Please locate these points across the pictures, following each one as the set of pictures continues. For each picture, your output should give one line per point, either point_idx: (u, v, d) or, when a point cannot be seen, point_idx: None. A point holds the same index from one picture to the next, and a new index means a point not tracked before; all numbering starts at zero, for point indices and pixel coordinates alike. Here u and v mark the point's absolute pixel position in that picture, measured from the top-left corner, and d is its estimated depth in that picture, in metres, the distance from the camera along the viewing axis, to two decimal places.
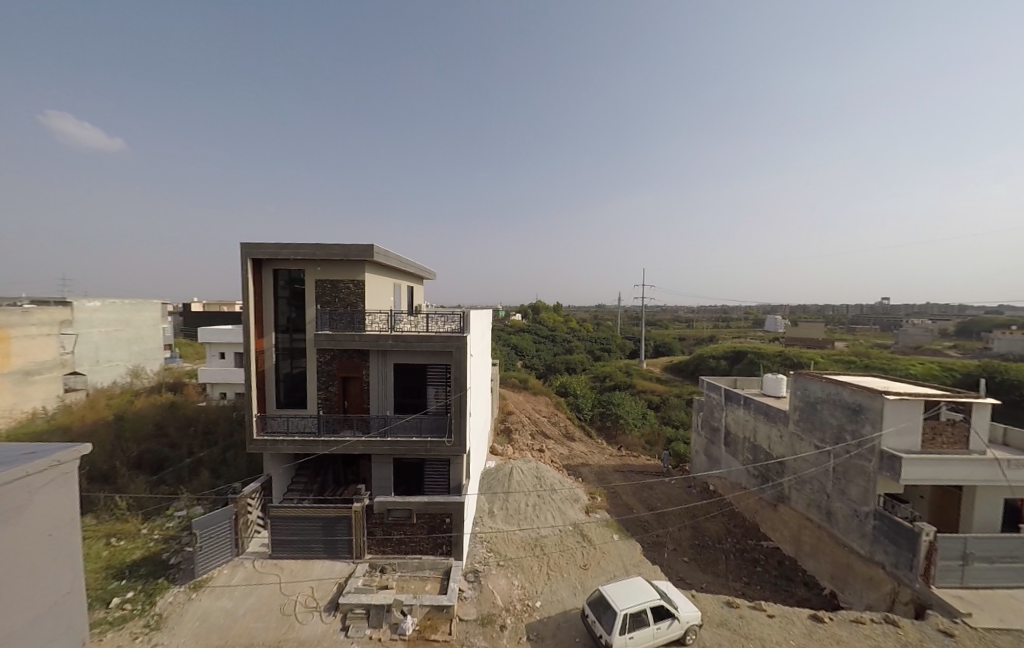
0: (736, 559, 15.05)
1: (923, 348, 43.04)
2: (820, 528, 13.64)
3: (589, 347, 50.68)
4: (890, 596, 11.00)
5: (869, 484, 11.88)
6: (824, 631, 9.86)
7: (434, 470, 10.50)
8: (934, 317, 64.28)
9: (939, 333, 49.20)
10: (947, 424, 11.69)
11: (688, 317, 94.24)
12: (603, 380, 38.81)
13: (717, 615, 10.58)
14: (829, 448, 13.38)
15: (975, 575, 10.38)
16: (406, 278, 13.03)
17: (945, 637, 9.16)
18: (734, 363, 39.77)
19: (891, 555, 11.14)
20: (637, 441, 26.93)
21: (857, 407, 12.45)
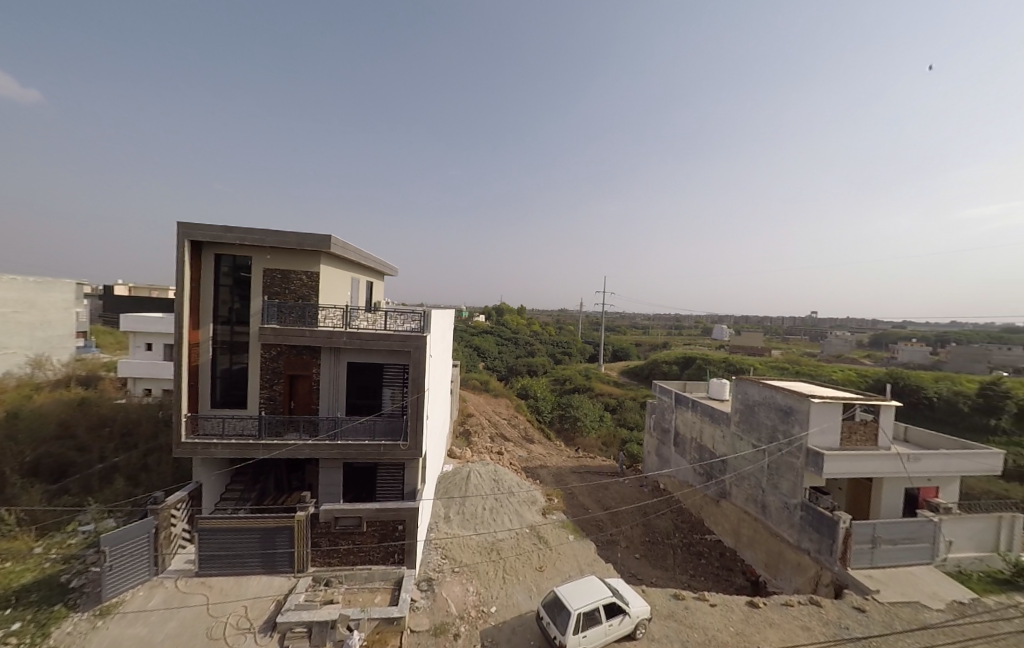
0: (682, 553, 15.45)
1: (845, 355, 47.11)
2: (756, 520, 14.25)
3: (550, 349, 51.02)
4: (815, 580, 11.64)
5: (798, 479, 12.52)
6: (759, 615, 10.20)
7: (387, 475, 10.00)
8: (856, 330, 70.85)
9: (857, 343, 54.16)
10: (861, 423, 12.63)
11: (644, 323, 97.65)
12: (562, 383, 39.29)
13: (663, 607, 10.72)
14: (765, 447, 14.02)
15: (885, 557, 11.27)
16: (366, 273, 12.40)
17: (859, 613, 9.85)
18: (685, 367, 41.46)
19: (816, 543, 11.79)
20: (594, 443, 27.27)
21: (788, 408, 13.12)
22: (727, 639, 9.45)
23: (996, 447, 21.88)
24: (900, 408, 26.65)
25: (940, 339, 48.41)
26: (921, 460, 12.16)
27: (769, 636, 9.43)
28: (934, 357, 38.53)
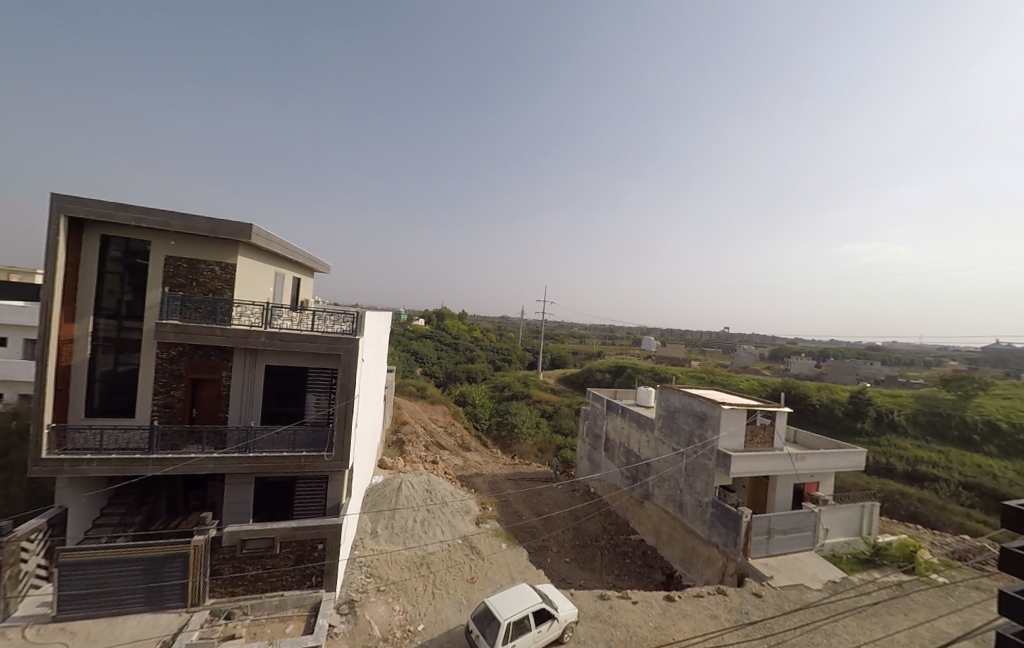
0: (609, 554, 15.84)
1: (749, 366, 52.46)
2: (674, 518, 14.98)
3: (490, 356, 50.83)
4: (722, 570, 12.56)
5: (709, 479, 13.39)
6: (674, 608, 10.63)
7: (307, 490, 9.07)
8: (761, 344, 79.11)
9: (761, 356, 60.51)
10: (761, 427, 13.91)
11: (582, 333, 101.17)
12: (500, 390, 39.27)
13: (590, 609, 10.80)
14: (683, 450, 14.86)
15: (778, 545, 12.33)
16: (293, 269, 11.41)
17: (756, 598, 10.72)
18: (616, 376, 43.34)
19: (723, 536, 12.70)
20: (530, 449, 27.44)
21: (703, 414, 14.05)
22: (647, 635, 9.68)
23: (861, 445, 25.36)
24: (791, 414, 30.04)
25: (823, 354, 55.83)
26: (806, 458, 13.60)
27: (683, 626, 9.85)
28: (817, 370, 44.44)
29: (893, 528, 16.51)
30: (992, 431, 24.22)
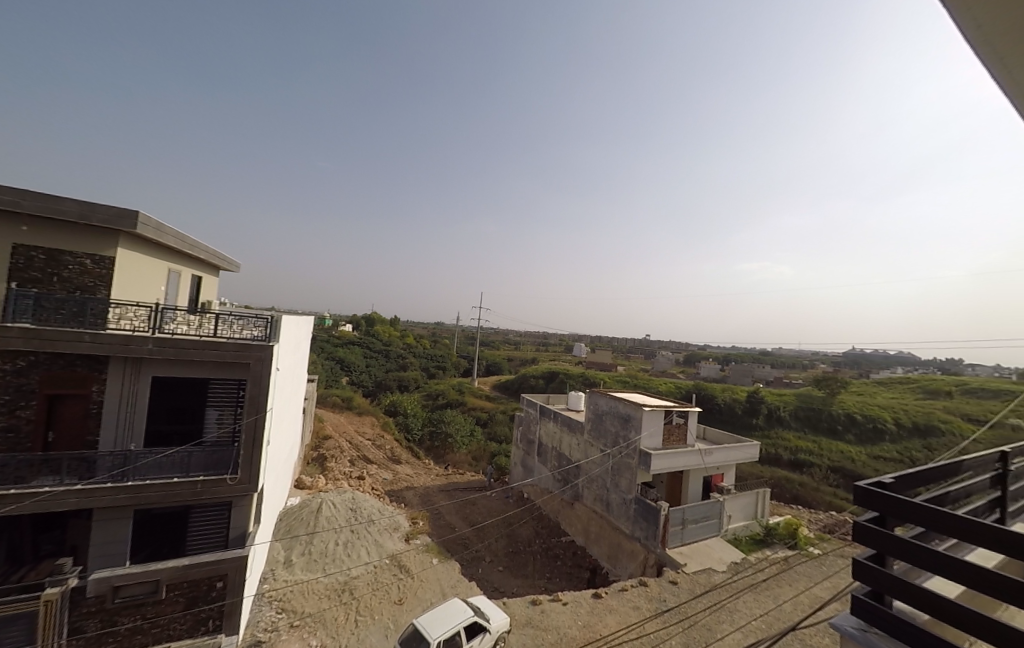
0: (542, 557, 15.78)
1: (668, 370, 56.30)
2: (601, 516, 15.33)
3: (423, 363, 49.26)
4: (643, 563, 13.00)
5: (632, 477, 13.87)
6: (601, 604, 10.70)
7: (203, 520, 7.79)
8: (679, 350, 85.34)
9: (678, 361, 65.27)
10: (676, 426, 14.85)
11: (517, 340, 102.10)
12: (434, 398, 38.14)
13: (521, 615, 10.46)
14: (608, 451, 15.28)
15: (691, 534, 13.12)
16: (193, 266, 10.03)
17: (672, 585, 11.23)
18: (549, 381, 44.05)
19: (644, 530, 13.22)
20: (464, 458, 26.80)
21: (627, 415, 14.57)
22: (577, 635, 9.60)
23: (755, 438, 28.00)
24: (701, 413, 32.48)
25: (725, 360, 61.90)
26: (714, 453, 14.71)
27: (609, 622, 9.92)
28: (723, 372, 48.90)
29: (780, 509, 18.34)
30: (853, 419, 28.20)
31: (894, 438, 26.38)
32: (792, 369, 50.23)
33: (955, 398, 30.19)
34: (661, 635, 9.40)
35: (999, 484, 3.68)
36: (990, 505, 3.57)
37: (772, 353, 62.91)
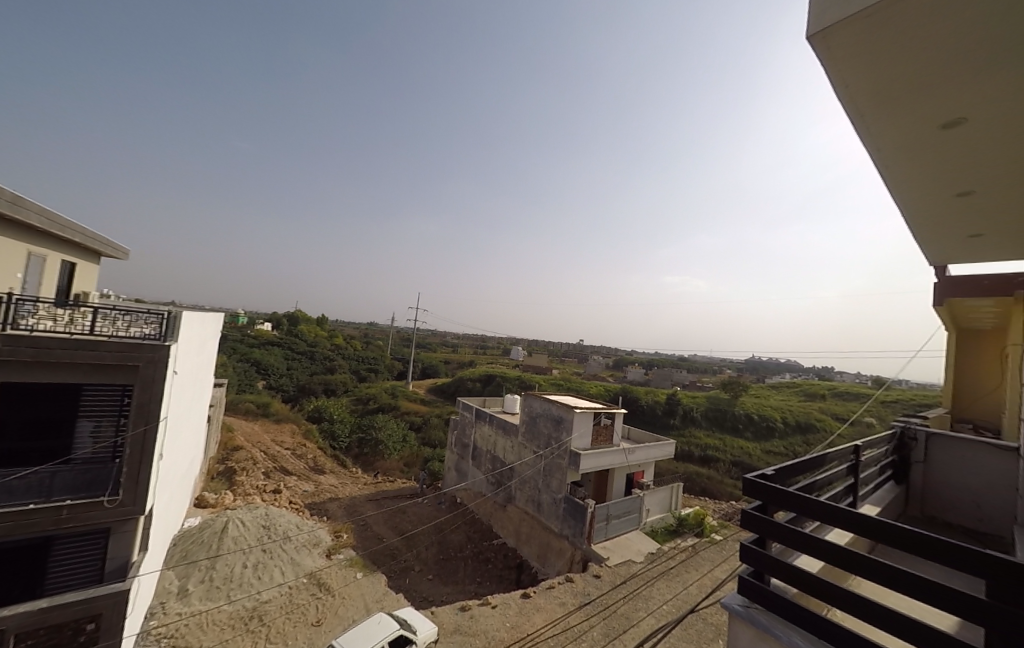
0: (472, 562, 15.47)
1: (597, 374, 58.90)
2: (532, 517, 15.39)
3: (353, 366, 46.67)
4: (570, 560, 13.21)
5: (563, 477, 14.09)
6: (529, 603, 10.54)
7: (69, 552, 6.54)
8: (608, 355, 89.68)
9: (608, 364, 68.38)
10: (603, 427, 15.37)
11: (454, 342, 100.73)
12: (363, 403, 36.27)
13: (448, 623, 9.86)
14: (541, 453, 15.37)
15: (614, 528, 13.60)
16: (65, 251, 8.50)
17: (596, 579, 11.50)
18: (486, 384, 43.86)
19: (572, 528, 13.47)
20: (394, 465, 25.65)
21: (559, 418, 14.80)
22: (504, 636, 9.28)
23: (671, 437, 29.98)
24: (626, 414, 34.20)
25: (648, 365, 66.16)
26: (637, 451, 15.42)
27: (536, 620, 9.76)
28: (647, 375, 52.10)
29: (691, 501, 19.74)
30: (753, 417, 31.42)
31: (783, 433, 29.83)
32: (704, 373, 54.91)
33: (829, 399, 34.98)
34: (581, 627, 9.50)
35: (852, 471, 4.06)
36: (844, 491, 3.94)
37: (689, 360, 68.57)
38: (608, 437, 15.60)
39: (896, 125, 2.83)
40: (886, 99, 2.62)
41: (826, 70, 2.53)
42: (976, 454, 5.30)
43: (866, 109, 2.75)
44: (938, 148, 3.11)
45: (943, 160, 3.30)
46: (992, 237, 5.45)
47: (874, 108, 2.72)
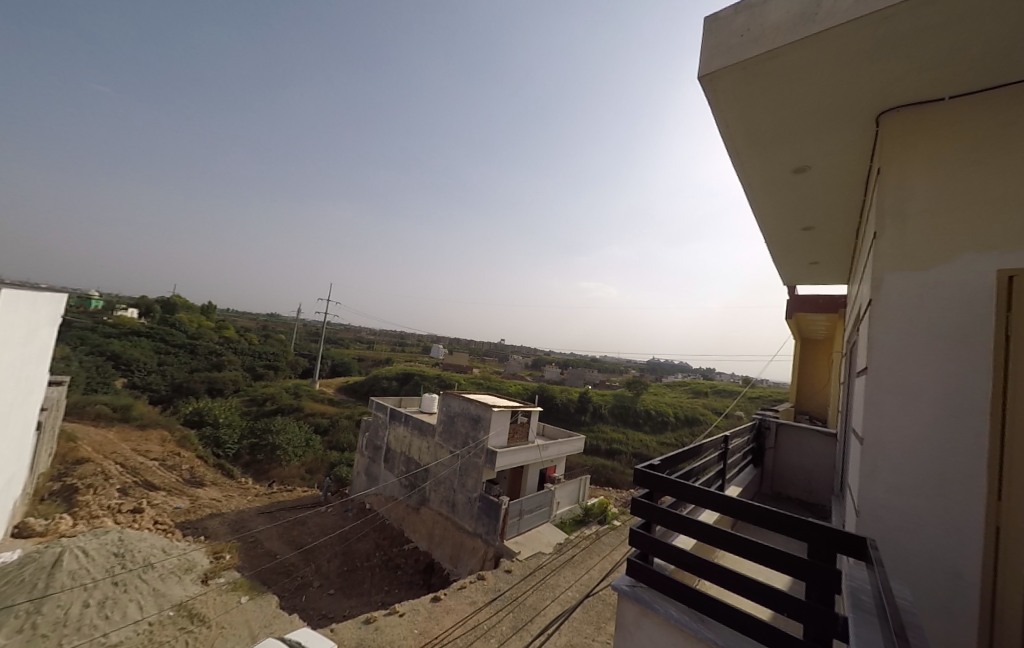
0: (380, 571, 14.50)
1: (515, 373, 59.90)
2: (446, 518, 14.91)
3: (248, 363, 41.54)
4: (483, 557, 13.01)
5: (479, 476, 13.85)
6: (440, 606, 10.04)
7: None
8: (525, 356, 91.71)
9: (526, 363, 69.77)
10: (519, 425, 15.49)
11: (369, 338, 95.19)
12: (259, 405, 32.44)
13: (351, 639, 8.95)
14: (458, 453, 14.92)
15: (526, 523, 13.72)
16: None
17: (507, 574, 11.43)
18: (402, 383, 42.01)
19: (486, 526, 13.30)
20: (294, 473, 23.23)
21: (477, 417, 14.55)
22: (412, 643, 8.68)
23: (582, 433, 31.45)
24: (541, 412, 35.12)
25: (562, 366, 69.02)
26: (551, 447, 15.94)
27: (446, 622, 9.33)
28: (562, 374, 54.19)
29: (596, 492, 20.82)
30: (653, 412, 34.31)
31: (674, 427, 33.08)
32: (612, 373, 58.79)
33: (712, 397, 39.62)
34: (490, 621, 9.33)
35: (721, 458, 4.40)
36: (714, 475, 4.26)
37: (599, 361, 73.12)
38: (523, 435, 15.84)
39: (760, 159, 3.19)
40: (755, 140, 2.92)
41: (712, 111, 2.71)
42: (812, 440, 6.33)
43: (740, 146, 3.04)
44: (791, 181, 3.58)
45: (794, 193, 3.84)
46: (825, 265, 6.55)
47: (746, 146, 3.02)
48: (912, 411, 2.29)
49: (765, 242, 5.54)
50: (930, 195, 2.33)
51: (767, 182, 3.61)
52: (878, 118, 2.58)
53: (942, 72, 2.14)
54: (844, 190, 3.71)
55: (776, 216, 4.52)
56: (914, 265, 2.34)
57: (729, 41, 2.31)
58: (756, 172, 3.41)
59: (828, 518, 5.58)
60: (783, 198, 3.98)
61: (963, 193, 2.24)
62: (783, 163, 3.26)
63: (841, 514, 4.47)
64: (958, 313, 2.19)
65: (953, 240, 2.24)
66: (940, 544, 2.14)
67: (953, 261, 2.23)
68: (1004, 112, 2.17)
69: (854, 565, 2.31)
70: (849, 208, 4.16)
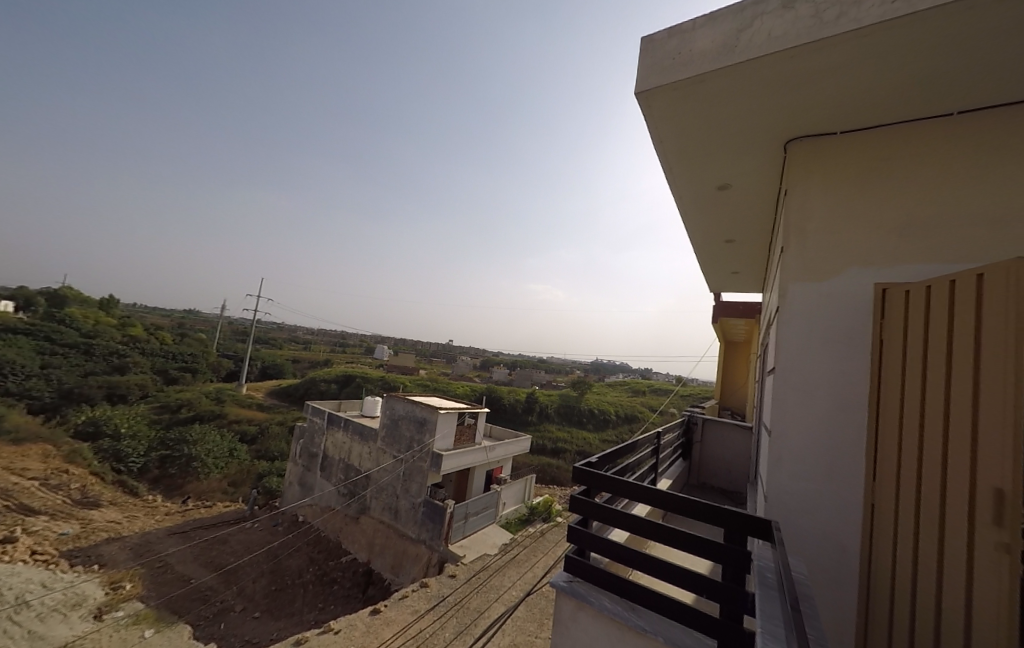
0: (314, 587, 13.57)
1: (463, 374, 59.36)
2: (388, 526, 14.34)
3: (161, 366, 37.27)
4: (426, 563, 12.65)
5: (423, 480, 13.48)
6: (379, 619, 9.62)
7: None
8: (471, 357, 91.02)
9: (474, 364, 69.19)
10: (466, 427, 15.29)
11: (304, 339, 89.43)
12: (174, 412, 29.22)
13: None
14: (402, 457, 14.41)
15: (471, 525, 13.56)
16: None
17: (451, 579, 11.23)
18: (342, 385, 39.93)
19: (430, 531, 12.96)
20: (215, 486, 21.19)
21: (423, 420, 14.15)
22: None
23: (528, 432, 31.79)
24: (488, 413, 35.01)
25: (509, 367, 69.35)
26: (497, 448, 15.93)
27: (386, 634, 8.96)
28: (509, 375, 54.46)
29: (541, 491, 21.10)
30: (597, 410, 35.50)
31: (615, 424, 34.49)
32: (558, 374, 60.08)
33: (651, 396, 41.78)
34: (431, 629, 9.08)
35: (654, 452, 4.63)
36: (647, 469, 4.48)
37: (545, 362, 74.43)
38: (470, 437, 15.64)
39: (689, 175, 3.44)
40: (685, 157, 3.13)
41: (648, 126, 2.85)
42: (733, 433, 6.89)
43: (672, 162, 3.25)
44: (716, 197, 3.90)
45: (718, 208, 4.19)
46: (744, 275, 7.19)
47: (676, 162, 3.24)
48: (810, 406, 2.56)
49: (695, 252, 5.97)
50: (827, 217, 2.62)
51: (695, 197, 3.90)
52: (787, 145, 2.86)
53: (836, 108, 2.41)
54: (760, 208, 4.11)
55: (704, 229, 4.90)
56: (814, 278, 2.63)
57: (662, 62, 2.42)
58: (685, 187, 3.67)
59: (745, 504, 6.10)
60: (710, 212, 4.33)
61: (853, 215, 2.54)
62: (709, 180, 3.53)
63: (754, 500, 4.91)
64: (849, 320, 2.50)
65: (845, 256, 2.54)
66: (830, 522, 2.41)
67: (844, 274, 2.53)
68: (882, 148, 2.50)
69: (761, 546, 2.54)
70: (765, 225, 4.62)
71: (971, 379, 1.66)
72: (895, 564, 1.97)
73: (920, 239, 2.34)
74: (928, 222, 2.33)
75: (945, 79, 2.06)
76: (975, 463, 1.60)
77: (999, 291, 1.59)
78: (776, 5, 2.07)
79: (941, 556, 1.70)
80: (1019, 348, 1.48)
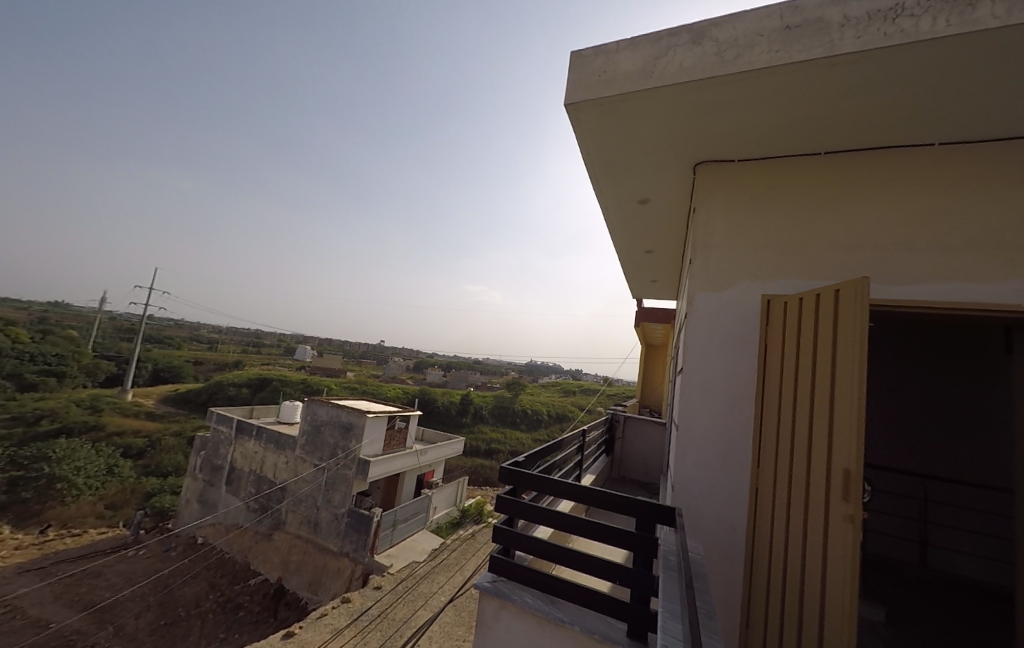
0: (215, 616, 12.11)
1: (394, 376, 57.08)
2: (307, 540, 13.32)
3: (14, 369, 30.91)
4: (349, 578, 11.90)
5: (348, 489, 12.72)
6: (293, 641, 8.87)
7: None
8: (401, 359, 87.73)
9: (406, 366, 66.65)
10: (397, 430, 14.73)
11: (209, 338, 79.99)
12: (35, 425, 24.47)
13: None
14: (324, 465, 13.46)
15: (399, 533, 13.07)
16: None
17: (375, 591, 10.71)
18: (255, 390, 36.29)
19: (353, 542, 12.24)
20: (89, 511, 18.12)
21: (349, 425, 13.40)
22: None
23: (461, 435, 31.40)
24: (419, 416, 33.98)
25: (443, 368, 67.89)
26: (429, 451, 15.56)
27: None
28: (442, 377, 53.43)
29: (471, 493, 21.00)
30: (529, 411, 36.11)
31: (546, 425, 35.33)
32: (492, 376, 60.19)
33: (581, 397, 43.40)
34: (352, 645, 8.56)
35: (579, 449, 4.83)
36: (572, 466, 4.66)
37: (479, 363, 74.07)
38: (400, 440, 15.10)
39: (613, 187, 3.65)
40: (609, 169, 3.32)
41: (578, 138, 2.97)
42: (649, 429, 7.43)
43: (598, 173, 3.42)
44: (637, 210, 4.20)
45: (638, 220, 4.51)
46: (662, 284, 7.84)
47: (602, 173, 3.42)
48: (710, 403, 2.84)
49: (620, 260, 6.35)
50: (727, 233, 2.94)
51: (620, 208, 4.15)
52: (696, 168, 3.16)
53: (736, 138, 2.73)
54: (674, 223, 4.50)
55: (627, 239, 5.24)
56: (716, 287, 2.93)
57: (591, 78, 2.54)
58: (610, 197, 3.89)
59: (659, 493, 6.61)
60: (632, 223, 4.64)
61: (747, 233, 2.87)
62: (631, 193, 3.78)
63: (666, 490, 5.33)
64: (742, 327, 2.82)
65: (739, 269, 2.86)
66: (723, 506, 2.69)
67: (738, 285, 2.85)
68: (771, 176, 2.86)
69: (666, 531, 2.77)
70: (678, 238, 5.07)
71: (829, 380, 1.97)
72: (771, 541, 2.25)
73: (798, 257, 2.71)
74: (803, 242, 2.71)
75: (816, 122, 2.43)
76: (833, 452, 1.89)
77: (853, 305, 1.90)
78: (687, 41, 2.28)
79: (806, 530, 1.99)
80: (864, 354, 1.79)
